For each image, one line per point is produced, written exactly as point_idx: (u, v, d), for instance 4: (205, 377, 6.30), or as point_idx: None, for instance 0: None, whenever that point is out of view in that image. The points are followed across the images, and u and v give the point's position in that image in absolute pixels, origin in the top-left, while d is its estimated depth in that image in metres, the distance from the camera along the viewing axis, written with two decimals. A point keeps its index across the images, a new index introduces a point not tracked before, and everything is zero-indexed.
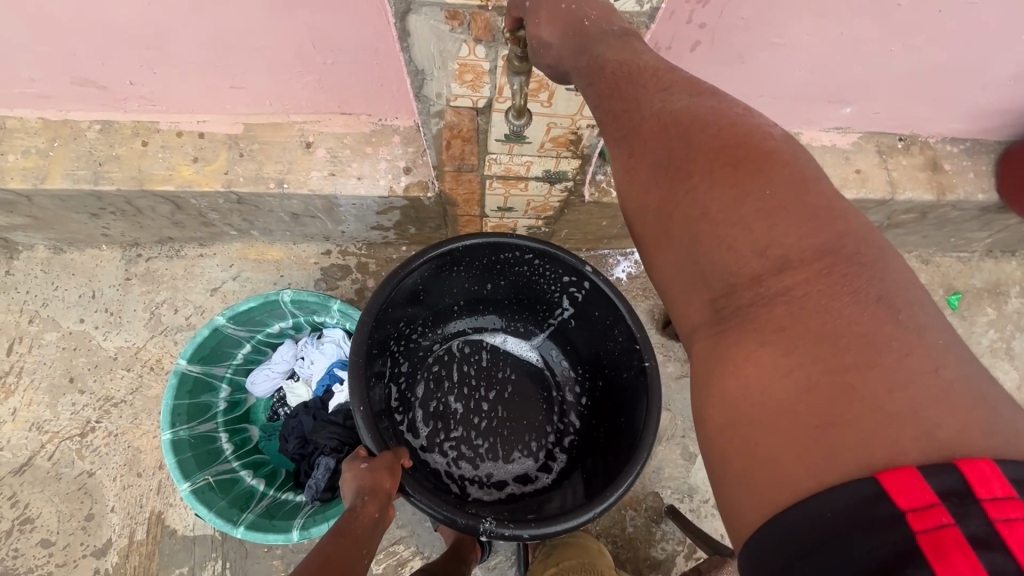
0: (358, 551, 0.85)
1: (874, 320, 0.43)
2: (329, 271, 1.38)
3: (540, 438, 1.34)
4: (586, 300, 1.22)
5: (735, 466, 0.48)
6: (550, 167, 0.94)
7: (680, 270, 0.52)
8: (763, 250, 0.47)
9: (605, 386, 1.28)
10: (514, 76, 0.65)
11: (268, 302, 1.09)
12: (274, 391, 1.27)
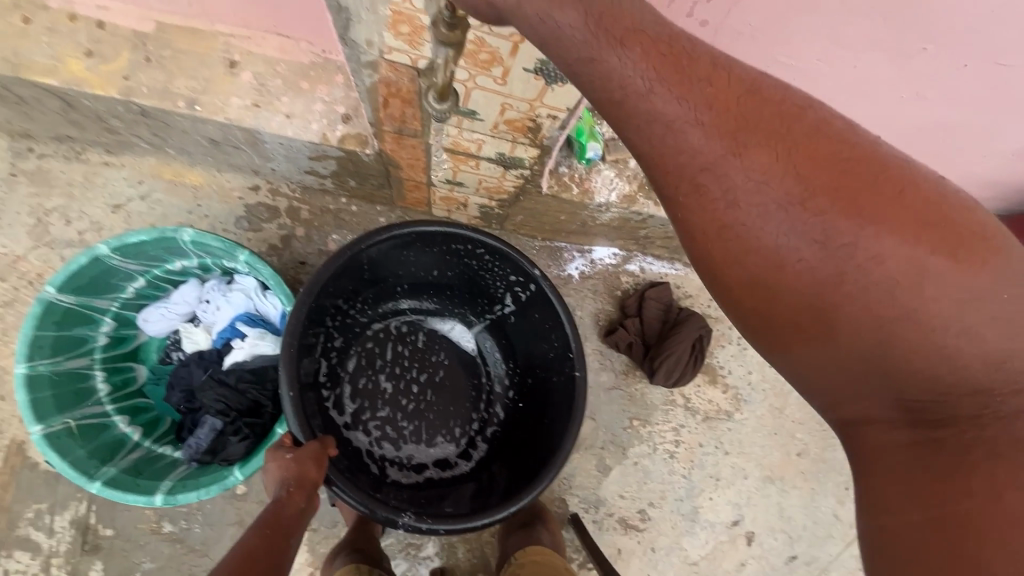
0: (285, 543, 0.76)
1: (978, 377, 0.50)
2: (255, 209, 1.23)
3: (468, 423, 1.27)
4: (528, 300, 1.13)
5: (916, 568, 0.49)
6: (504, 151, 0.83)
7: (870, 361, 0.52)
8: (989, 356, 0.50)
9: (533, 383, 1.21)
10: (442, 47, 0.52)
11: (163, 238, 0.96)
12: (171, 332, 1.15)
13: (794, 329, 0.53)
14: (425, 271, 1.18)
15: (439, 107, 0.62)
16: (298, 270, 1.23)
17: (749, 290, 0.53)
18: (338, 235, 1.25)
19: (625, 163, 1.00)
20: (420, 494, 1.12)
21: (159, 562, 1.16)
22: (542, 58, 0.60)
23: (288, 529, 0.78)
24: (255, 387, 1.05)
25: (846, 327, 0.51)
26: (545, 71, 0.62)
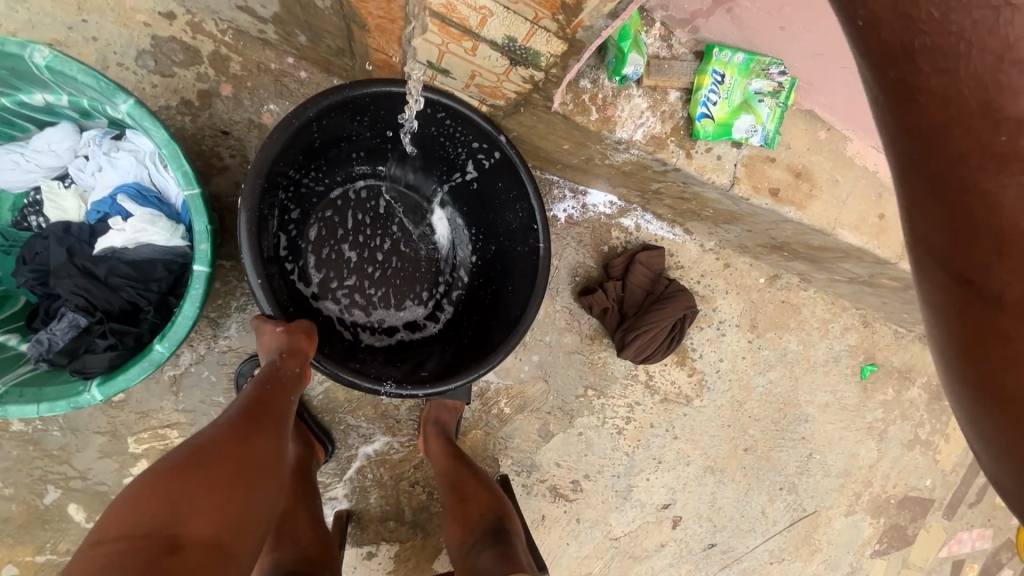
0: (283, 396, 0.70)
1: None
2: (165, 46, 0.91)
3: (442, 284, 1.05)
4: (491, 170, 0.89)
5: None
6: (515, 36, 0.58)
7: None
8: None
9: (496, 252, 0.98)
10: None
11: (1, 52, 0.68)
12: (32, 189, 0.87)
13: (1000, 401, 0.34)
14: (376, 130, 0.89)
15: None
16: (218, 141, 0.95)
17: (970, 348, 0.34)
18: (278, 106, 0.96)
19: (663, 94, 0.77)
20: (393, 360, 0.94)
21: (6, 463, 0.98)
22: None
23: (286, 390, 0.71)
24: (134, 286, 0.81)
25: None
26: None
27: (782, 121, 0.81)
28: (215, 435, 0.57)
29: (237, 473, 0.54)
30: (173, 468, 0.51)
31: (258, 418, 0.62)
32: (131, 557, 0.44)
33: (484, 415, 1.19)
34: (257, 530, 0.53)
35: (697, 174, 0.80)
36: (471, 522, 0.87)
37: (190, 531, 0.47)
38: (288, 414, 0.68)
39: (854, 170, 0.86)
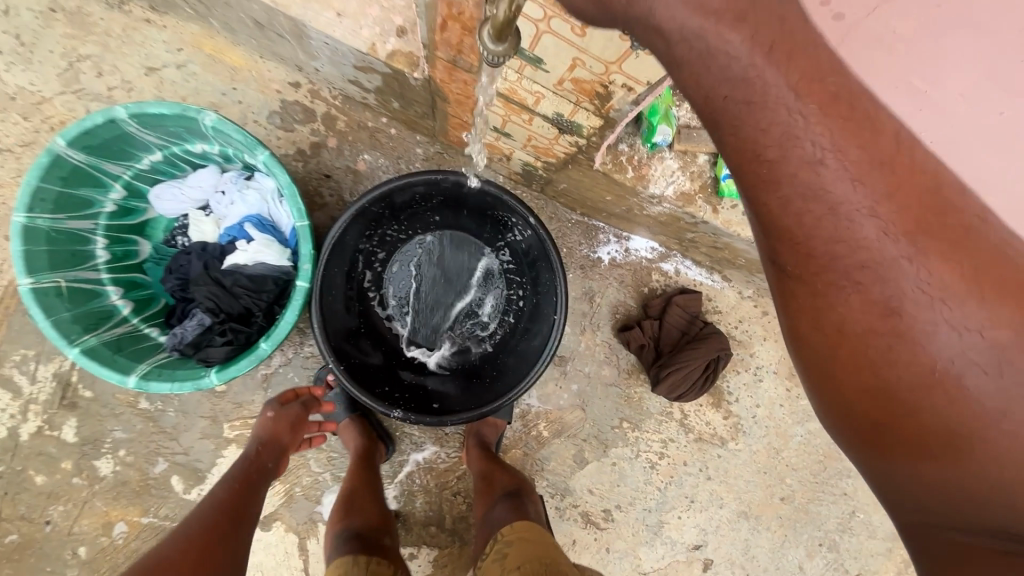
0: (253, 489, 0.87)
1: (930, 378, 0.41)
2: (290, 108, 1.14)
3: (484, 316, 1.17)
4: (531, 239, 1.02)
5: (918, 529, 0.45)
6: (562, 112, 0.73)
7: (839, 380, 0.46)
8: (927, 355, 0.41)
9: (530, 299, 1.10)
10: None
11: (183, 116, 0.90)
12: (181, 215, 1.11)
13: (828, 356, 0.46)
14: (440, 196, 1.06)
15: (495, 48, 0.48)
16: (321, 183, 1.16)
17: (804, 329, 0.46)
18: (370, 156, 1.17)
19: (693, 157, 0.89)
20: (431, 389, 1.08)
21: (130, 434, 1.19)
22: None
23: (256, 482, 0.89)
24: (250, 294, 1.00)
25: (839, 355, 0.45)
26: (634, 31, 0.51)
27: None
28: (188, 533, 0.73)
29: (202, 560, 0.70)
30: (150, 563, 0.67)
31: (223, 513, 0.79)
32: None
33: (524, 435, 1.30)
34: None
35: (723, 227, 0.91)
36: (494, 487, 1.04)
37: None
38: (256, 502, 0.86)
39: None
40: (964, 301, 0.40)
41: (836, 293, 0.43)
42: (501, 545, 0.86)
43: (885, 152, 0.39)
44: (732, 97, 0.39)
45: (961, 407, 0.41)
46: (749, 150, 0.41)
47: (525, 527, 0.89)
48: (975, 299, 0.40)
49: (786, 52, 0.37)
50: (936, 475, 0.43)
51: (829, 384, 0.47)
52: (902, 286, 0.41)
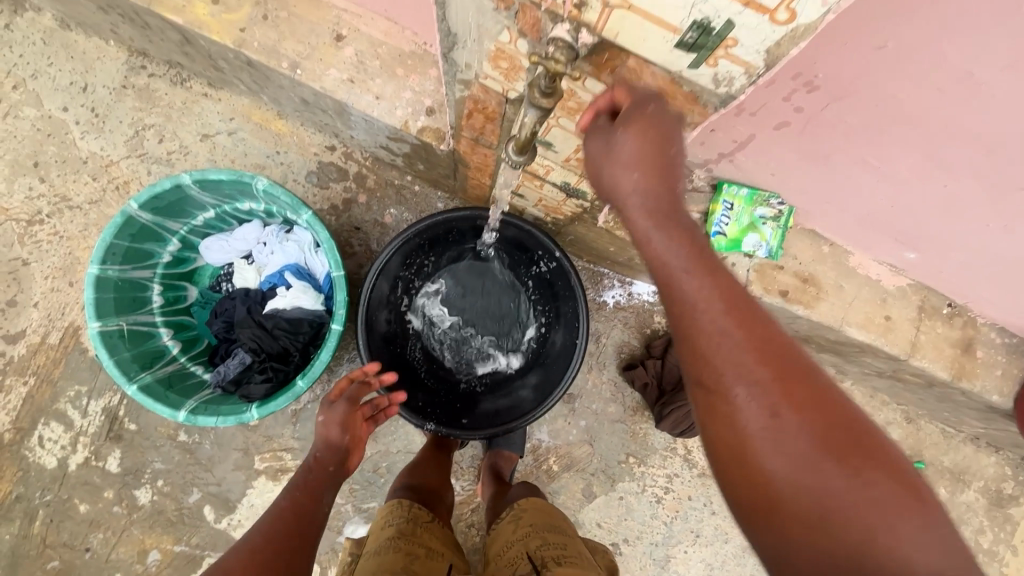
0: (315, 503, 0.81)
1: (804, 474, 0.47)
2: (326, 168, 1.28)
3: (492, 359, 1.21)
4: (558, 273, 1.12)
5: None
6: (569, 181, 0.84)
7: (738, 474, 0.50)
8: (803, 451, 0.47)
9: (546, 331, 1.19)
10: (531, 108, 0.52)
11: (239, 181, 1.03)
12: (226, 263, 1.23)
13: (725, 453, 0.51)
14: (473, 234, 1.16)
15: (517, 157, 0.60)
16: (351, 235, 1.29)
17: (711, 429, 0.52)
18: (396, 210, 1.30)
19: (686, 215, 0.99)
20: (457, 407, 1.15)
21: (168, 465, 1.27)
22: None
23: (319, 493, 0.82)
24: (288, 336, 1.10)
25: (732, 451, 0.50)
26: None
27: (785, 239, 1.00)
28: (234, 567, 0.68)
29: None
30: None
31: (278, 535, 0.73)
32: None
33: (535, 469, 1.36)
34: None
35: None
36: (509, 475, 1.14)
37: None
38: (317, 515, 0.79)
39: (856, 278, 1.03)
40: (810, 408, 0.48)
41: (728, 396, 0.50)
42: (517, 510, 0.94)
43: (744, 305, 0.52)
44: (639, 238, 0.53)
45: (830, 498, 0.46)
46: (659, 271, 0.53)
47: (540, 503, 0.96)
48: (819, 411, 0.48)
49: (665, 218, 0.52)
50: (816, 563, 0.46)
51: (727, 482, 0.51)
52: (771, 392, 0.49)
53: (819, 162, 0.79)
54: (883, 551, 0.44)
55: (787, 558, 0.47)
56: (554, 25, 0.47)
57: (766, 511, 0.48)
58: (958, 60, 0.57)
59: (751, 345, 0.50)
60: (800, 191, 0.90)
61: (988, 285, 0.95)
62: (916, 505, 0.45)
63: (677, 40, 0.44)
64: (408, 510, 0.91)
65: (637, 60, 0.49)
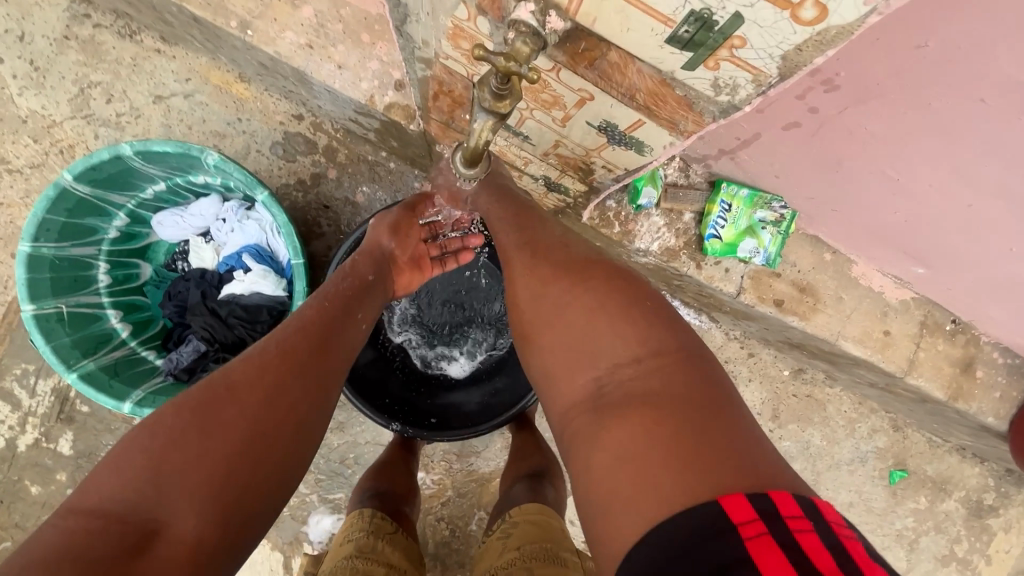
0: (351, 317, 0.71)
1: (546, 296, 0.64)
2: (293, 139, 1.16)
3: (464, 350, 1.13)
4: None
5: (565, 417, 0.60)
6: (550, 175, 0.75)
7: (515, 317, 0.67)
8: (544, 282, 0.65)
9: None
10: (480, 112, 0.42)
11: (187, 154, 0.93)
12: (182, 240, 1.13)
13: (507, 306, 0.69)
14: None
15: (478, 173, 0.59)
16: (319, 213, 1.18)
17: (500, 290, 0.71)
18: (369, 188, 1.19)
19: (679, 215, 0.90)
20: (426, 403, 1.09)
21: None
22: (607, 118, 0.49)
23: (353, 308, 0.72)
24: (244, 324, 1.03)
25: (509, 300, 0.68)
26: (608, 131, 0.51)
27: (785, 245, 0.92)
28: (235, 369, 0.59)
29: (237, 455, 0.55)
30: (169, 432, 0.54)
31: (298, 348, 0.62)
32: (112, 541, 0.48)
33: None
34: (269, 505, 0.57)
35: (705, 282, 0.93)
36: (521, 464, 1.01)
37: (178, 523, 0.51)
38: (346, 335, 0.69)
39: (857, 289, 0.96)
40: (552, 253, 0.67)
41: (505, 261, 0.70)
42: (507, 525, 0.84)
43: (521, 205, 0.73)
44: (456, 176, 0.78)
45: (561, 308, 0.62)
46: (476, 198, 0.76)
47: (535, 510, 0.86)
48: (560, 254, 0.66)
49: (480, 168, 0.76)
50: (556, 358, 0.62)
51: (512, 328, 0.68)
52: (528, 248, 0.68)
53: (830, 168, 0.70)
54: (597, 332, 0.59)
55: (546, 367, 0.63)
56: (516, 4, 0.37)
57: (531, 338, 0.65)
58: (1005, 66, 0.48)
59: (519, 224, 0.71)
60: (807, 197, 0.81)
61: (998, 307, 0.88)
62: (624, 292, 0.61)
63: (670, 34, 0.36)
64: (370, 521, 0.86)
65: (621, 54, 0.41)
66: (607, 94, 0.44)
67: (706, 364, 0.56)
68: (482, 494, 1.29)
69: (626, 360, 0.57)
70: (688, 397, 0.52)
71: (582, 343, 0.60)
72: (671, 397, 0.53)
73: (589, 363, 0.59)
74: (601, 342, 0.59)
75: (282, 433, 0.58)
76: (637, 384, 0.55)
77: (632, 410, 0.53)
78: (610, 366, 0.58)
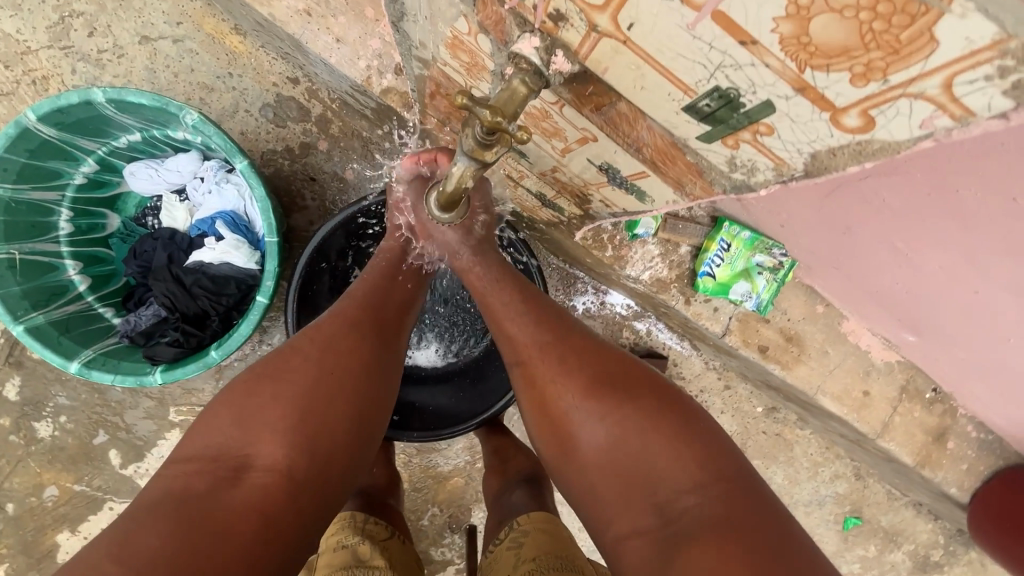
0: (392, 279, 0.73)
1: (589, 413, 0.59)
2: (285, 103, 1.09)
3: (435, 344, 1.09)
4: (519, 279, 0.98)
5: (620, 550, 0.55)
6: (546, 193, 0.71)
7: (549, 431, 0.62)
8: (586, 394, 0.60)
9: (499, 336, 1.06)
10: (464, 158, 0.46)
11: (164, 108, 0.86)
12: (155, 195, 1.06)
13: (539, 417, 0.63)
14: None
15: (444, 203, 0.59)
16: (305, 185, 1.12)
17: (528, 395, 0.64)
18: (360, 166, 1.12)
19: (675, 247, 0.87)
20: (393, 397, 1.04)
21: (74, 403, 1.17)
22: (609, 161, 0.52)
23: (397, 273, 0.74)
24: (209, 296, 0.97)
25: (541, 409, 0.63)
26: (609, 172, 0.54)
27: (779, 292, 0.89)
28: (297, 340, 0.62)
29: (308, 396, 0.57)
30: (245, 386, 0.57)
31: (360, 314, 0.66)
32: (206, 477, 0.52)
33: (468, 467, 1.27)
34: (348, 441, 0.58)
35: (692, 318, 0.91)
36: (508, 474, 0.94)
37: (263, 455, 0.54)
38: (405, 311, 0.72)
39: (844, 345, 0.93)
40: (590, 361, 0.62)
41: (531, 362, 0.64)
42: (518, 534, 0.76)
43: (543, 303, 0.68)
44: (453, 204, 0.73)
45: (608, 427, 0.58)
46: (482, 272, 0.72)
47: (543, 517, 0.79)
48: (599, 362, 0.62)
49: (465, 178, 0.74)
50: (606, 485, 0.57)
51: (545, 443, 0.63)
52: (563, 353, 0.63)
53: (839, 232, 0.66)
54: (652, 459, 0.56)
55: (592, 493, 0.59)
56: (521, 38, 0.41)
57: (569, 457, 0.60)
58: None
59: (542, 321, 0.66)
60: (809, 251, 0.77)
61: (982, 386, 0.86)
62: (672, 411, 0.58)
63: (688, 104, 0.38)
64: (362, 525, 0.80)
65: (631, 107, 0.43)
66: (611, 140, 0.48)
67: (763, 490, 0.54)
68: (438, 490, 1.28)
69: (686, 487, 0.54)
70: (759, 524, 0.50)
71: (636, 469, 0.56)
72: (741, 527, 0.50)
73: (643, 489, 0.56)
74: (653, 467, 0.56)
75: (348, 374, 0.60)
76: (703, 516, 0.52)
77: (703, 546, 0.50)
78: (667, 494, 0.54)
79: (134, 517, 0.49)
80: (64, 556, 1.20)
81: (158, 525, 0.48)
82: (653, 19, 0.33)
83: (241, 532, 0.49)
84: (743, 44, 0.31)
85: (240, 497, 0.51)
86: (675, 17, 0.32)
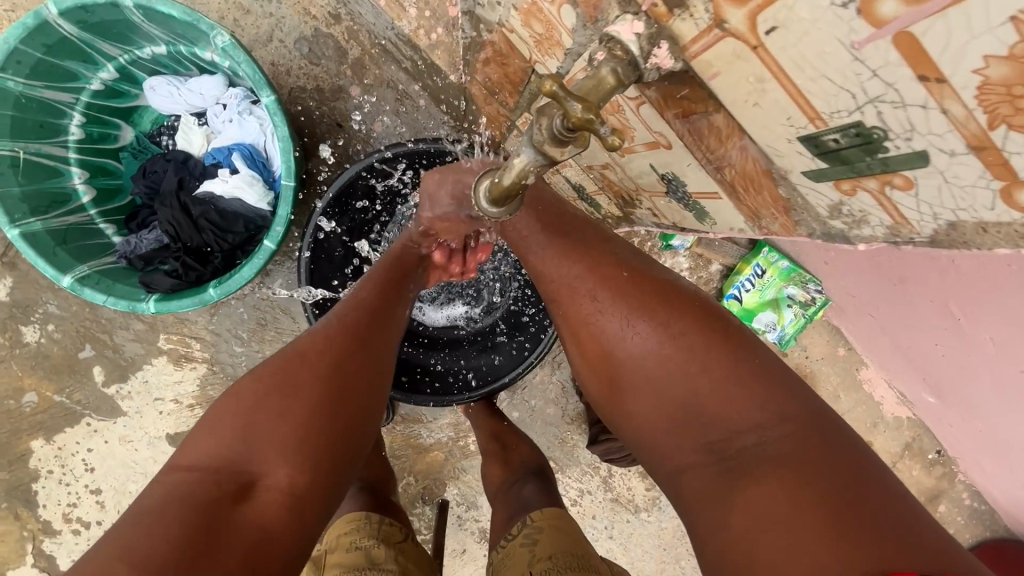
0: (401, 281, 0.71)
1: (636, 344, 0.55)
2: (322, 39, 1.02)
3: (447, 306, 1.03)
4: None
5: (678, 488, 0.52)
6: (585, 187, 0.74)
7: (598, 365, 0.58)
8: (635, 323, 0.55)
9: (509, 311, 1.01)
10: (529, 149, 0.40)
11: (194, 24, 0.80)
12: (172, 114, 1.01)
13: (586, 350, 0.59)
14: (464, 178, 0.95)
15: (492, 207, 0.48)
16: (329, 130, 1.06)
17: (574, 325, 0.60)
18: (388, 120, 1.06)
19: (706, 263, 0.83)
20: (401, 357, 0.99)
21: (63, 312, 1.15)
22: (676, 172, 0.54)
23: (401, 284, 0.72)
24: (215, 231, 0.93)
25: (587, 342, 0.59)
26: (671, 183, 0.56)
27: (803, 328, 0.85)
28: (302, 347, 0.57)
29: (312, 417, 0.53)
30: (249, 397, 0.53)
31: (356, 316, 0.61)
32: (207, 489, 0.48)
33: (450, 442, 1.26)
34: (347, 462, 0.55)
35: None
36: (512, 465, 0.92)
37: (267, 475, 0.51)
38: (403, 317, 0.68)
39: (857, 392, 0.90)
40: (638, 285, 0.57)
41: (577, 288, 0.59)
42: (531, 531, 0.70)
43: (585, 227, 0.63)
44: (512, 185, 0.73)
45: (656, 359, 0.54)
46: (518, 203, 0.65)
47: (555, 514, 0.73)
48: (647, 287, 0.57)
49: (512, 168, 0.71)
50: (659, 418, 0.54)
51: (594, 376, 0.59)
52: (609, 277, 0.58)
53: (890, 282, 0.65)
54: (705, 390, 0.51)
55: (647, 428, 0.55)
56: (622, 21, 0.40)
57: (622, 388, 0.57)
58: None
59: (586, 244, 0.61)
60: (849, 293, 0.74)
61: (992, 458, 0.84)
62: (726, 337, 0.53)
63: (809, 133, 0.38)
64: (378, 527, 0.73)
65: (727, 122, 0.43)
66: (690, 150, 0.48)
67: (843, 428, 0.48)
68: (416, 461, 1.26)
69: (747, 421, 0.49)
70: (825, 454, 0.45)
71: (688, 401, 0.52)
72: (811, 462, 0.45)
73: (700, 425, 0.51)
74: (708, 403, 0.51)
75: (353, 397, 0.56)
76: (764, 449, 0.47)
77: (768, 479, 0.45)
78: (725, 430, 0.50)
79: (126, 525, 0.45)
80: (36, 463, 1.19)
81: (159, 529, 0.44)
82: (804, 27, 0.32)
83: (241, 551, 0.46)
84: (924, 79, 0.30)
85: (242, 517, 0.48)
86: (842, 30, 0.31)
